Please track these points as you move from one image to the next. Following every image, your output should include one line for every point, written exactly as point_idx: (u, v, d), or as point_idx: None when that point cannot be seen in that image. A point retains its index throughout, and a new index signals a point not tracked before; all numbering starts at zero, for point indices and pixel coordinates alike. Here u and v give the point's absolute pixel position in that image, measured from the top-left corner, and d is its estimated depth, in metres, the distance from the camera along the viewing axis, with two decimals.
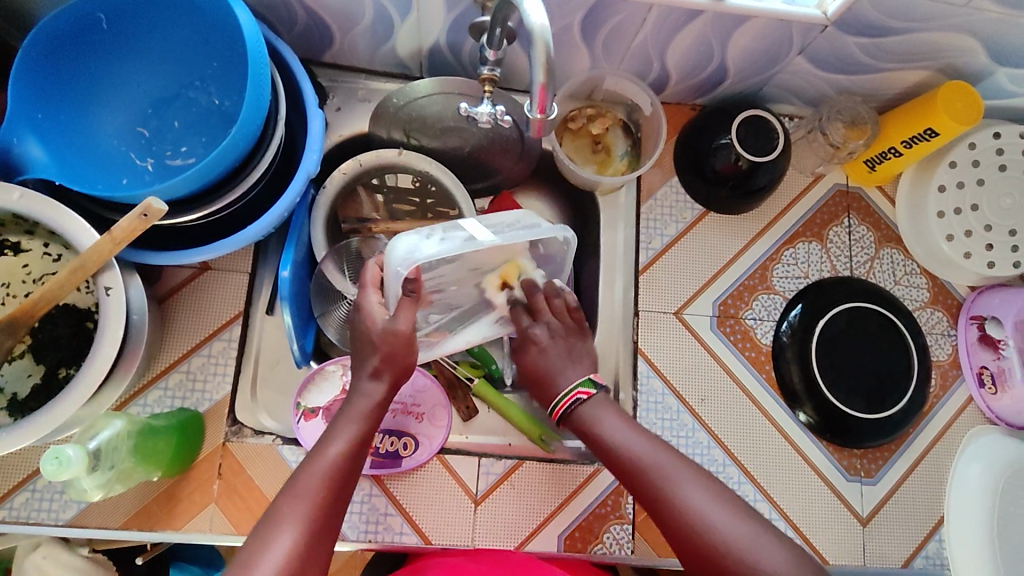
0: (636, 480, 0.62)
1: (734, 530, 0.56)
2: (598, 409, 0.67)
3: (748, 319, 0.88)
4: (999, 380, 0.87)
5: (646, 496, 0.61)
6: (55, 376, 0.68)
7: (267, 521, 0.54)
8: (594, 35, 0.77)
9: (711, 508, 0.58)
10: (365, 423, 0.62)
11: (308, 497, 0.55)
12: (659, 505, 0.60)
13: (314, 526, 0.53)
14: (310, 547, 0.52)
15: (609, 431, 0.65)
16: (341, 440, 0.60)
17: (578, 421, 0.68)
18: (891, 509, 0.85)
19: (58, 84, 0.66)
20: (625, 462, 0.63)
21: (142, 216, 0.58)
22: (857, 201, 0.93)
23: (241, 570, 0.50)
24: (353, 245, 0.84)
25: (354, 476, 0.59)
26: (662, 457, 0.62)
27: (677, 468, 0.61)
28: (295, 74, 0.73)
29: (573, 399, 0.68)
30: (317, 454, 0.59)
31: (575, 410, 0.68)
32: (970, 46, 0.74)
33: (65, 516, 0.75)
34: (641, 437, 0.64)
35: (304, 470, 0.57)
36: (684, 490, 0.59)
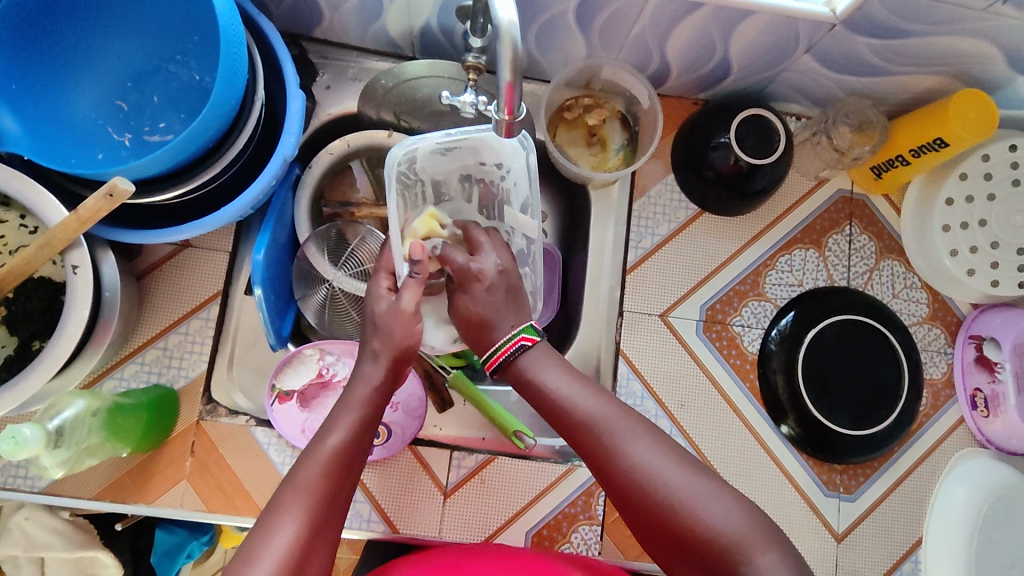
0: (575, 435, 0.58)
1: (678, 484, 0.53)
2: (537, 361, 0.62)
3: (736, 325, 0.86)
4: (992, 404, 0.85)
5: (587, 453, 0.58)
6: (29, 348, 0.68)
7: (268, 514, 0.51)
8: (590, 23, 0.74)
9: (655, 464, 0.54)
10: (367, 409, 0.59)
11: (308, 490, 0.52)
12: (601, 459, 0.56)
13: (314, 521, 0.51)
14: (309, 547, 0.50)
15: (546, 382, 0.61)
16: (341, 431, 0.56)
17: (515, 375, 0.62)
18: (868, 526, 0.83)
19: (34, 55, 0.64)
20: (562, 417, 0.59)
21: (108, 196, 0.57)
22: (860, 208, 0.89)
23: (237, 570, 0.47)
24: (336, 229, 0.84)
25: (357, 465, 0.56)
26: (610, 411, 0.58)
27: (624, 423, 0.57)
28: (276, 50, 0.71)
29: (516, 346, 0.62)
30: (317, 444, 0.55)
31: (516, 357, 0.62)
32: (989, 54, 0.70)
33: (42, 483, 0.76)
34: (587, 393, 0.60)
35: (304, 461, 0.54)
36: (632, 443, 0.56)
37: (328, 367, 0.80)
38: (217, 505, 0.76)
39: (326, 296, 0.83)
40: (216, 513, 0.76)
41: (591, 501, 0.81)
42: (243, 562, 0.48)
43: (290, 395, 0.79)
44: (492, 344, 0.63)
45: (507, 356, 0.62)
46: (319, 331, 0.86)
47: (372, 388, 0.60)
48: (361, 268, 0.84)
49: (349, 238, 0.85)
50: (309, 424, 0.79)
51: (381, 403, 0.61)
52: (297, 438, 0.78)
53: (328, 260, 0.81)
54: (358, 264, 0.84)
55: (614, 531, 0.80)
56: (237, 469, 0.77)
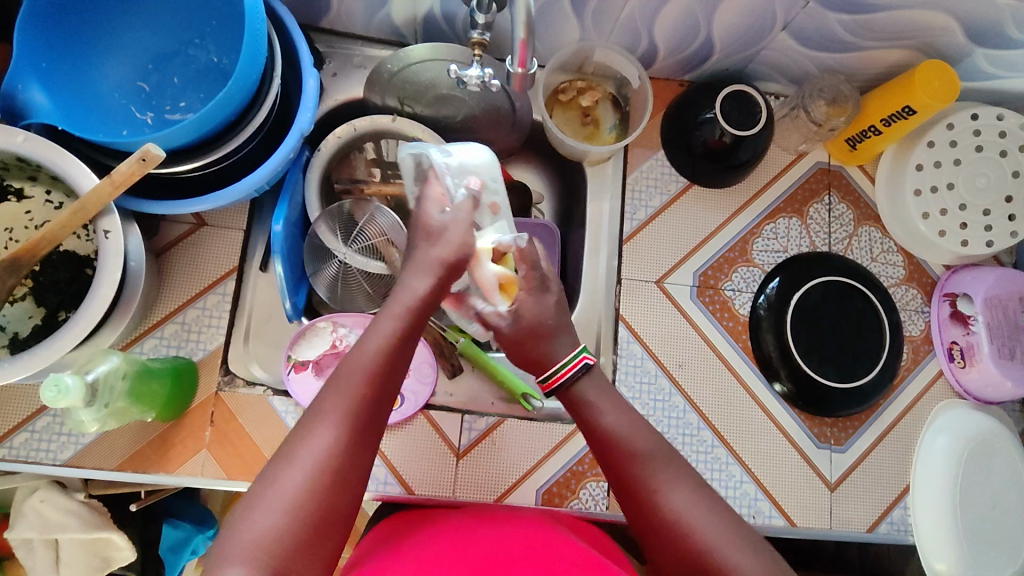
0: (623, 469, 0.62)
1: (712, 530, 0.56)
2: (596, 389, 0.67)
3: (727, 289, 0.91)
4: (968, 355, 0.90)
5: (628, 492, 0.61)
6: (55, 318, 0.71)
7: (312, 416, 0.56)
8: (583, 7, 0.80)
9: (694, 510, 0.58)
10: (403, 315, 0.62)
11: (348, 392, 0.57)
12: (642, 499, 0.60)
13: (353, 420, 0.56)
14: (349, 443, 0.55)
15: (604, 416, 0.65)
16: (380, 336, 0.60)
17: (572, 399, 0.67)
18: (858, 476, 0.88)
19: (63, 37, 0.68)
20: (617, 451, 0.63)
21: (141, 160, 0.60)
22: (838, 179, 0.95)
23: (282, 461, 0.54)
24: (345, 207, 0.86)
25: (396, 368, 0.61)
26: (654, 452, 0.62)
27: (667, 468, 0.61)
28: (292, 35, 0.76)
29: (578, 366, 0.67)
30: (358, 349, 0.60)
31: (577, 378, 0.67)
32: (948, 26, 0.76)
33: (64, 456, 0.78)
34: (640, 430, 0.64)
35: (346, 365, 0.59)
36: (669, 488, 0.59)
37: (343, 339, 0.82)
38: (237, 473, 0.78)
39: (337, 270, 0.86)
40: (235, 481, 0.78)
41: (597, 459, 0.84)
42: (288, 456, 0.54)
43: (305, 364, 0.81)
44: (550, 366, 0.67)
45: (571, 372, 0.67)
46: (331, 305, 0.89)
47: (418, 295, 0.63)
48: (369, 244, 0.87)
49: (357, 217, 0.87)
50: None
51: (427, 307, 0.64)
52: None
53: (340, 240, 0.84)
54: (366, 240, 0.87)
55: None
56: (256, 438, 0.80)
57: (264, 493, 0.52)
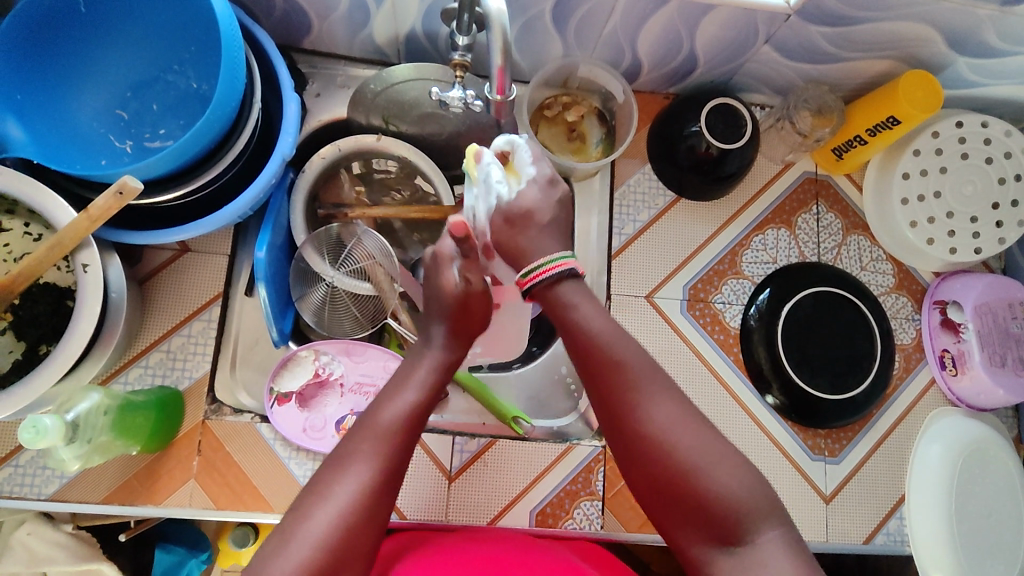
0: (604, 378, 0.61)
1: (698, 452, 0.56)
2: (576, 293, 0.64)
3: (717, 302, 0.91)
4: (959, 362, 0.90)
5: (610, 409, 0.60)
6: (35, 353, 0.70)
7: (345, 454, 0.58)
8: (566, 23, 0.79)
9: (677, 429, 0.57)
10: (436, 367, 0.66)
11: (384, 435, 0.59)
12: (622, 413, 0.59)
13: (387, 466, 0.58)
14: (380, 487, 0.57)
15: (584, 319, 0.62)
16: (414, 390, 0.64)
17: (552, 301, 0.64)
18: (853, 487, 0.88)
19: (38, 69, 0.67)
20: (594, 356, 0.61)
21: (118, 194, 0.59)
22: (825, 188, 0.95)
23: (315, 496, 0.55)
24: (333, 230, 0.85)
25: (424, 420, 0.63)
26: (638, 361, 0.61)
27: (648, 381, 0.60)
28: (271, 59, 0.75)
29: (554, 275, 0.64)
30: (393, 394, 0.63)
31: (560, 280, 0.64)
32: (930, 37, 0.76)
33: (49, 490, 0.76)
34: (620, 337, 0.62)
35: (382, 408, 0.61)
36: (649, 400, 0.59)
37: (325, 366, 0.82)
38: (226, 503, 0.77)
39: (323, 296, 0.84)
40: (224, 510, 0.77)
41: (590, 477, 0.84)
42: (320, 493, 0.55)
43: (288, 396, 0.80)
44: (535, 261, 0.64)
45: (552, 276, 0.64)
46: (318, 331, 0.87)
47: (446, 357, 0.68)
48: (356, 266, 0.86)
49: (345, 240, 0.86)
50: (310, 423, 0.80)
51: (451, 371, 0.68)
52: (296, 436, 0.79)
53: (328, 263, 0.83)
54: (354, 262, 0.86)
55: (615, 505, 0.83)
56: (244, 466, 0.79)
57: (295, 525, 0.53)
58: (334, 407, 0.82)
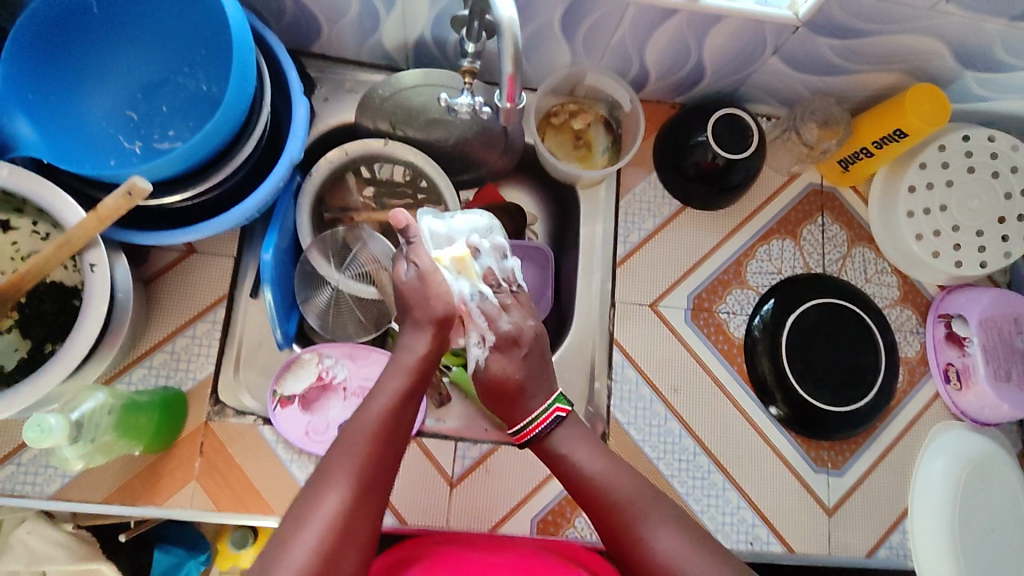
0: (608, 519, 0.63)
1: (706, 572, 0.57)
2: (569, 439, 0.68)
3: (721, 312, 0.91)
4: (964, 376, 0.90)
5: (617, 545, 0.62)
6: (40, 351, 0.70)
7: (319, 478, 0.57)
8: (574, 31, 0.80)
9: (681, 555, 0.58)
10: (409, 375, 0.65)
11: (355, 453, 0.58)
12: (629, 546, 0.60)
13: (361, 485, 0.57)
14: (354, 507, 0.55)
15: (580, 464, 0.66)
16: (385, 398, 0.63)
17: (547, 454, 0.69)
18: (856, 500, 0.87)
19: (51, 70, 0.68)
20: (595, 498, 0.64)
21: (127, 194, 0.60)
22: (831, 200, 0.95)
23: (292, 523, 0.54)
24: (338, 234, 0.86)
25: (399, 432, 0.62)
26: (637, 492, 0.63)
27: (649, 507, 0.62)
28: (281, 62, 0.75)
29: (551, 418, 0.69)
30: (363, 409, 0.62)
31: (551, 429, 0.69)
32: (938, 50, 0.77)
33: (51, 489, 0.76)
34: (620, 472, 0.65)
35: (352, 424, 0.60)
36: (651, 526, 0.60)
37: (329, 369, 0.82)
38: (226, 504, 0.77)
39: (328, 299, 0.85)
40: (226, 513, 0.77)
41: None
42: (295, 520, 0.54)
43: (291, 399, 0.80)
44: (525, 417, 0.70)
45: (542, 427, 0.69)
46: (321, 333, 0.87)
47: (418, 355, 0.67)
48: (362, 271, 0.86)
49: (351, 244, 0.86)
50: (313, 425, 0.80)
51: (428, 368, 0.67)
52: (299, 439, 0.79)
53: (334, 267, 0.84)
54: (359, 266, 0.86)
55: None
56: (246, 468, 0.79)
57: (276, 553, 0.52)
58: (337, 410, 0.82)
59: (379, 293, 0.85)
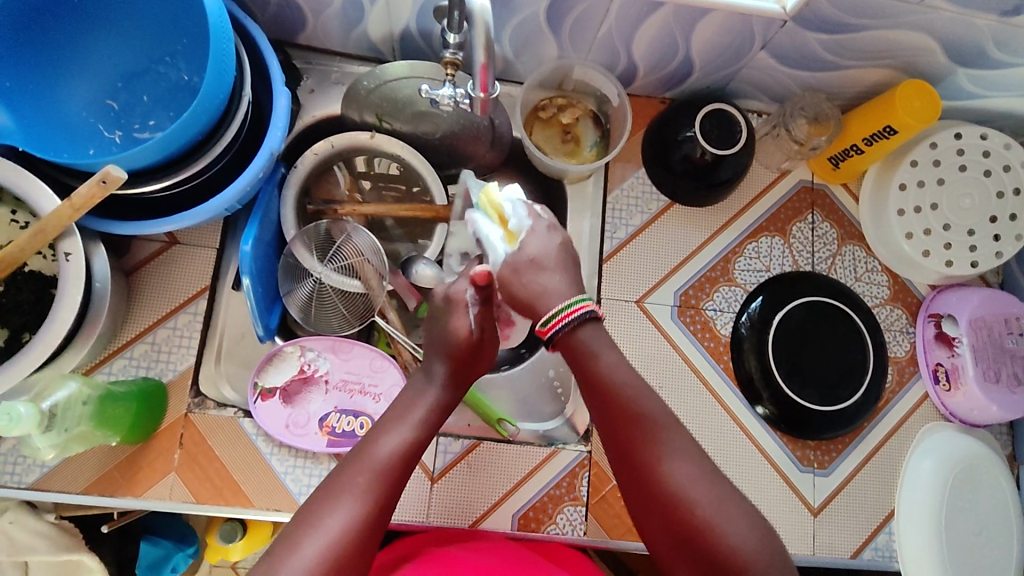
0: (626, 432, 0.61)
1: (714, 508, 0.57)
2: (596, 335, 0.63)
3: (708, 309, 0.90)
4: (953, 377, 0.89)
5: (633, 462, 0.61)
6: (18, 340, 0.69)
7: (331, 491, 0.58)
8: (560, 24, 0.79)
9: (697, 488, 0.57)
10: (431, 414, 0.66)
11: (374, 474, 0.59)
12: (645, 469, 0.60)
13: (374, 505, 0.57)
14: (365, 525, 0.56)
15: (606, 369, 0.62)
16: (407, 426, 0.63)
17: (574, 346, 0.63)
18: (842, 500, 0.86)
19: (28, 57, 0.67)
20: (616, 403, 0.62)
21: (101, 182, 0.59)
22: (821, 198, 0.94)
23: (301, 529, 0.55)
24: (322, 227, 0.85)
25: (414, 461, 0.63)
26: (662, 414, 0.62)
27: (670, 433, 0.61)
28: (262, 51, 0.75)
29: (580, 313, 0.63)
30: (384, 434, 0.63)
31: (582, 323, 0.63)
32: (929, 46, 0.76)
33: (30, 479, 0.76)
34: (644, 391, 0.63)
35: (371, 445, 0.61)
36: (669, 455, 0.59)
37: (311, 363, 0.81)
38: (206, 497, 0.77)
39: (311, 291, 0.84)
40: (205, 505, 0.77)
41: (574, 482, 0.83)
42: (306, 527, 0.55)
43: (272, 392, 0.80)
44: (550, 310, 0.63)
45: (572, 321, 0.63)
46: (304, 327, 0.86)
47: (442, 387, 0.67)
48: (346, 264, 0.85)
49: (335, 237, 0.86)
50: (293, 419, 0.80)
51: (449, 407, 0.69)
52: (280, 432, 0.79)
53: (316, 259, 0.83)
54: (342, 259, 0.86)
55: (598, 511, 0.82)
56: (225, 461, 0.78)
57: (282, 560, 0.53)
58: (318, 404, 0.81)
59: (363, 288, 0.85)
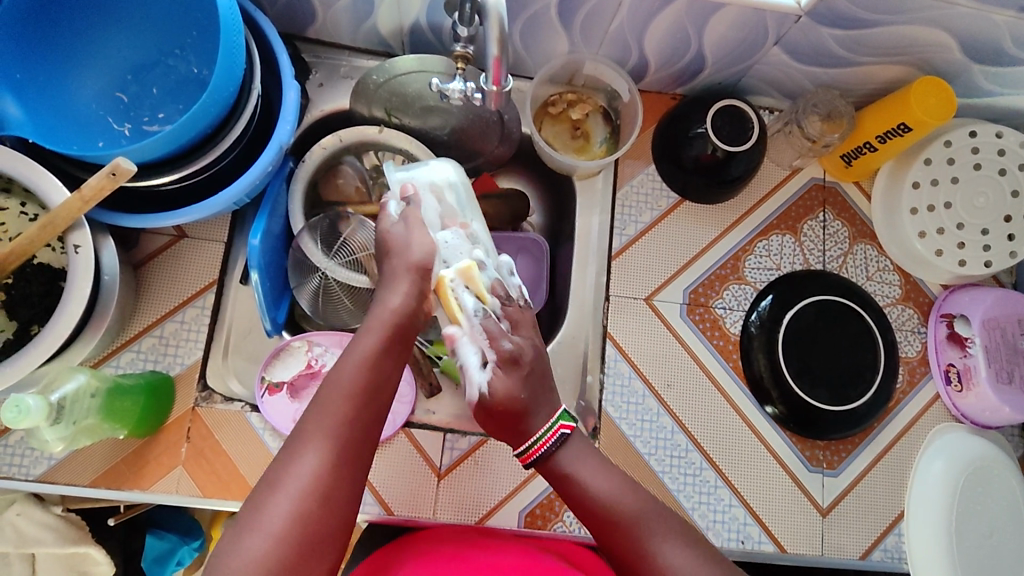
0: (609, 536, 0.61)
1: None
2: (576, 454, 0.64)
3: (718, 308, 0.89)
4: (965, 378, 0.88)
5: (627, 561, 0.60)
6: (26, 332, 0.69)
7: (295, 441, 0.56)
8: (571, 19, 0.78)
9: (694, 570, 0.57)
10: (385, 329, 0.61)
11: (335, 414, 0.56)
12: (640, 568, 0.59)
13: (338, 447, 0.55)
14: (332, 465, 0.54)
15: (584, 480, 0.63)
16: (363, 347, 0.60)
17: (553, 470, 0.64)
18: (851, 501, 0.86)
19: (38, 49, 0.67)
20: (598, 514, 0.61)
21: (111, 175, 0.59)
22: (833, 196, 0.93)
23: (268, 488, 0.53)
24: (329, 220, 0.84)
25: (381, 387, 0.60)
26: (647, 507, 0.61)
27: (658, 522, 0.60)
28: (272, 44, 0.74)
29: (556, 435, 0.64)
30: (341, 364, 0.60)
31: (556, 448, 0.64)
32: (945, 43, 0.75)
33: (37, 471, 0.76)
34: (624, 487, 0.62)
35: (329, 383, 0.58)
36: (661, 544, 0.59)
37: (318, 358, 0.81)
38: (213, 491, 0.77)
39: (319, 285, 0.84)
40: (212, 499, 0.77)
41: None
42: (272, 484, 0.53)
43: (279, 386, 0.80)
44: (528, 438, 0.64)
45: (549, 446, 0.64)
46: (314, 319, 0.87)
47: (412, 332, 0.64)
48: (352, 258, 0.84)
49: (342, 229, 0.85)
50: (300, 414, 0.79)
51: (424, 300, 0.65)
52: (287, 427, 0.79)
53: (321, 252, 0.82)
54: (350, 254, 0.84)
55: None
56: (232, 455, 0.78)
57: (249, 522, 0.51)
58: None
59: (369, 282, 0.82)
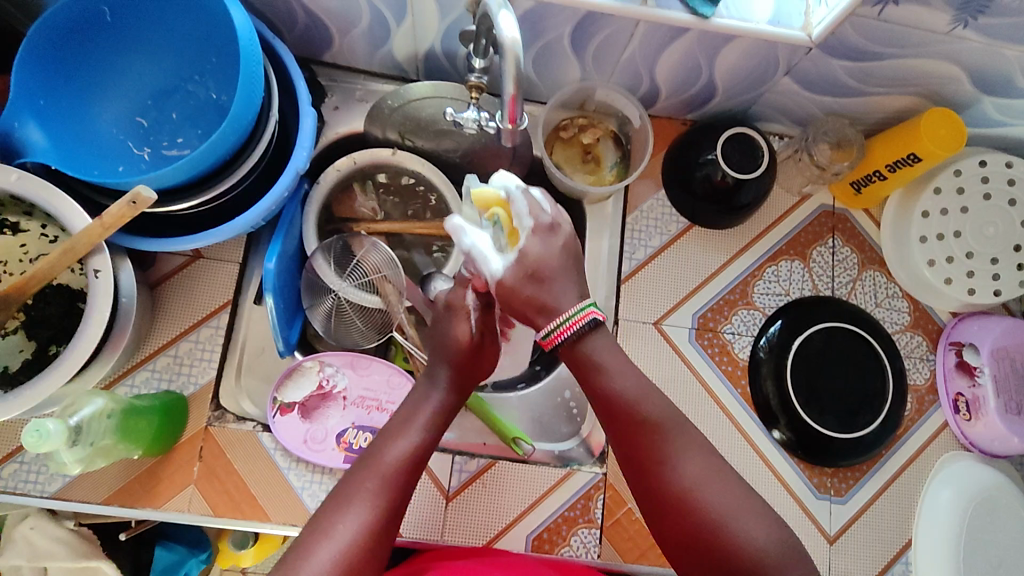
0: (633, 435, 0.60)
1: (727, 504, 0.57)
2: (604, 345, 0.61)
3: (726, 333, 0.90)
4: (974, 408, 0.88)
5: (638, 459, 0.60)
6: (45, 353, 0.71)
7: (343, 496, 0.58)
8: (584, 48, 0.79)
9: (706, 481, 0.58)
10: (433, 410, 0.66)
11: (384, 479, 0.59)
12: (654, 469, 0.59)
13: (383, 512, 0.57)
14: (376, 530, 0.56)
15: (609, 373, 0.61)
16: (416, 433, 0.63)
17: (577, 356, 0.61)
18: (858, 529, 0.86)
19: (62, 75, 0.69)
20: (624, 413, 0.60)
21: (131, 203, 0.60)
22: (842, 222, 0.94)
23: (314, 537, 0.55)
24: (342, 240, 0.86)
25: (421, 465, 0.63)
26: (670, 410, 0.60)
27: (679, 430, 0.60)
28: (289, 71, 0.76)
29: (587, 318, 0.60)
30: (394, 437, 0.62)
31: (584, 334, 0.60)
32: (955, 75, 0.75)
33: (51, 488, 0.77)
34: (648, 388, 0.61)
35: (380, 448, 0.61)
36: (681, 452, 0.59)
37: (329, 378, 0.82)
38: (224, 509, 0.78)
39: (334, 305, 0.85)
40: (223, 518, 0.78)
41: (589, 504, 0.83)
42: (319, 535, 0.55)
43: (291, 406, 0.81)
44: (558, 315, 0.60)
45: (578, 328, 0.60)
46: (326, 339, 0.87)
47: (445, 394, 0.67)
48: (364, 280, 0.86)
49: (354, 249, 0.87)
50: (311, 434, 0.80)
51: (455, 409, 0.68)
52: (298, 447, 0.79)
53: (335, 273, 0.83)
54: (362, 275, 0.86)
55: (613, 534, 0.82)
56: (243, 475, 0.79)
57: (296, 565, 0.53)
58: (336, 419, 0.82)
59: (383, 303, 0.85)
